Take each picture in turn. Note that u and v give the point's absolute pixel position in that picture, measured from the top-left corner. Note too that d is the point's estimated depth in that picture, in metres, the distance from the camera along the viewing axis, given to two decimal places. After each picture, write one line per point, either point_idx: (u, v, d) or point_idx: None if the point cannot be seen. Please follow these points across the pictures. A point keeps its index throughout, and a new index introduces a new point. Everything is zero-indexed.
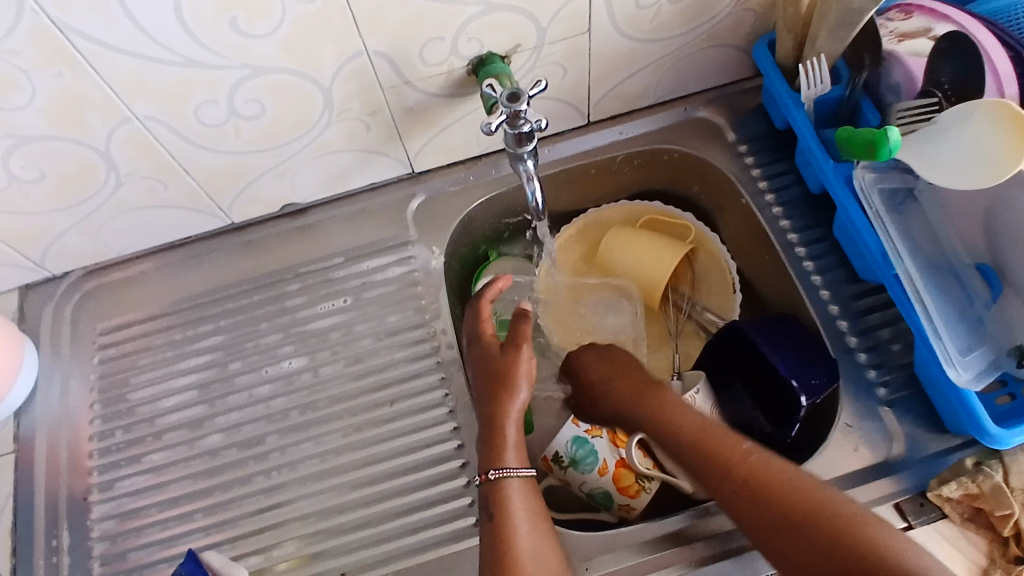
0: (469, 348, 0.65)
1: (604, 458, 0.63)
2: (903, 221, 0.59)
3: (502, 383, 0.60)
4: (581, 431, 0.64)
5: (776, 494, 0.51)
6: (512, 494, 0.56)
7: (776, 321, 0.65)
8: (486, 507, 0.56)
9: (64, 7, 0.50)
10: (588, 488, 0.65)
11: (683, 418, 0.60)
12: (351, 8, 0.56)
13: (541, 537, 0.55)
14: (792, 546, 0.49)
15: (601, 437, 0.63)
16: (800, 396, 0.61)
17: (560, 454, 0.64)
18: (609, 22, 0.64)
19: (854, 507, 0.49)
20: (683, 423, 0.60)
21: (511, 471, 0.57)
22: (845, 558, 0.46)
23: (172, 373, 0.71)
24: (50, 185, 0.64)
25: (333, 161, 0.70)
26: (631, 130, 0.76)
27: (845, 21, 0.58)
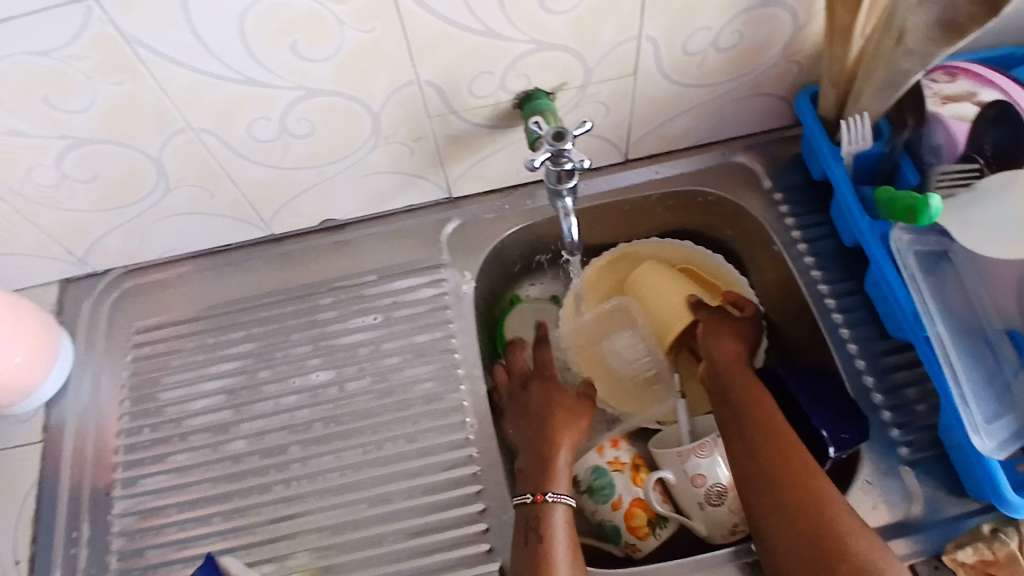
0: (533, 381, 0.70)
1: (620, 493, 0.64)
2: (938, 282, 0.59)
3: (572, 424, 0.66)
4: (603, 461, 0.66)
5: (788, 466, 0.56)
6: (557, 520, 0.59)
7: (807, 373, 0.65)
8: (529, 528, 0.59)
9: (132, 21, 0.52)
10: (599, 518, 0.65)
11: (761, 390, 0.63)
12: (407, 39, 0.57)
13: (579, 563, 0.58)
14: (787, 532, 0.53)
15: (621, 472, 0.65)
16: (828, 447, 0.61)
17: (578, 479, 0.66)
18: (655, 66, 0.65)
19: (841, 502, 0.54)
20: (740, 383, 0.64)
21: (552, 497, 0.61)
22: (813, 533, 0.52)
23: (202, 376, 0.72)
24: (100, 186, 0.66)
25: (374, 182, 0.72)
26: (668, 170, 0.77)
27: (891, 82, 0.59)
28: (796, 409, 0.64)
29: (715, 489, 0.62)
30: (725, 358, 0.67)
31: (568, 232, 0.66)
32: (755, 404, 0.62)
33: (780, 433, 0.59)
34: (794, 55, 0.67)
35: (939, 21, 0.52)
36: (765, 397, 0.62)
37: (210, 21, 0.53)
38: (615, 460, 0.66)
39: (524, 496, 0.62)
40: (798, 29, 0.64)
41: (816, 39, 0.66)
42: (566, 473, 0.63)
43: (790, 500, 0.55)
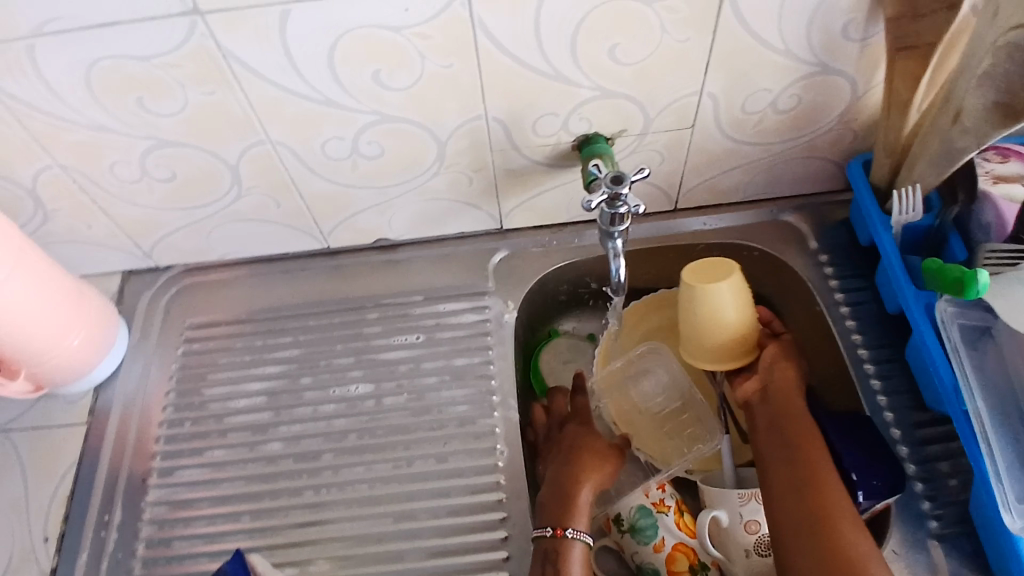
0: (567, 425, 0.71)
1: (663, 535, 0.66)
2: (979, 357, 0.59)
3: (597, 464, 0.67)
4: (649, 502, 0.67)
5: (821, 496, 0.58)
6: (573, 556, 0.60)
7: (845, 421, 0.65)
8: (543, 559, 0.61)
9: (232, 37, 0.56)
10: (639, 559, 0.67)
11: (804, 417, 0.65)
12: (481, 76, 0.61)
13: None
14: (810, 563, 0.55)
15: (666, 514, 0.66)
16: (857, 492, 0.60)
17: (622, 517, 0.67)
18: (714, 121, 0.67)
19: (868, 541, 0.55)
20: (793, 410, 0.66)
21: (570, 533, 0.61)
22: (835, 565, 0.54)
23: (247, 376, 0.75)
24: (176, 186, 0.70)
25: (431, 207, 0.75)
26: (715, 222, 0.79)
27: (947, 156, 0.59)
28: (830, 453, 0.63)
29: (765, 538, 0.65)
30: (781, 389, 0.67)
31: (616, 273, 0.67)
32: (805, 455, 0.62)
33: (825, 486, 0.59)
34: (850, 122, 0.69)
35: (997, 102, 0.54)
36: (820, 450, 0.62)
37: (304, 45, 0.57)
38: (661, 502, 0.67)
39: (542, 529, 0.62)
40: (857, 98, 0.66)
41: (874, 109, 0.68)
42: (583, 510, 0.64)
43: (826, 550, 0.55)
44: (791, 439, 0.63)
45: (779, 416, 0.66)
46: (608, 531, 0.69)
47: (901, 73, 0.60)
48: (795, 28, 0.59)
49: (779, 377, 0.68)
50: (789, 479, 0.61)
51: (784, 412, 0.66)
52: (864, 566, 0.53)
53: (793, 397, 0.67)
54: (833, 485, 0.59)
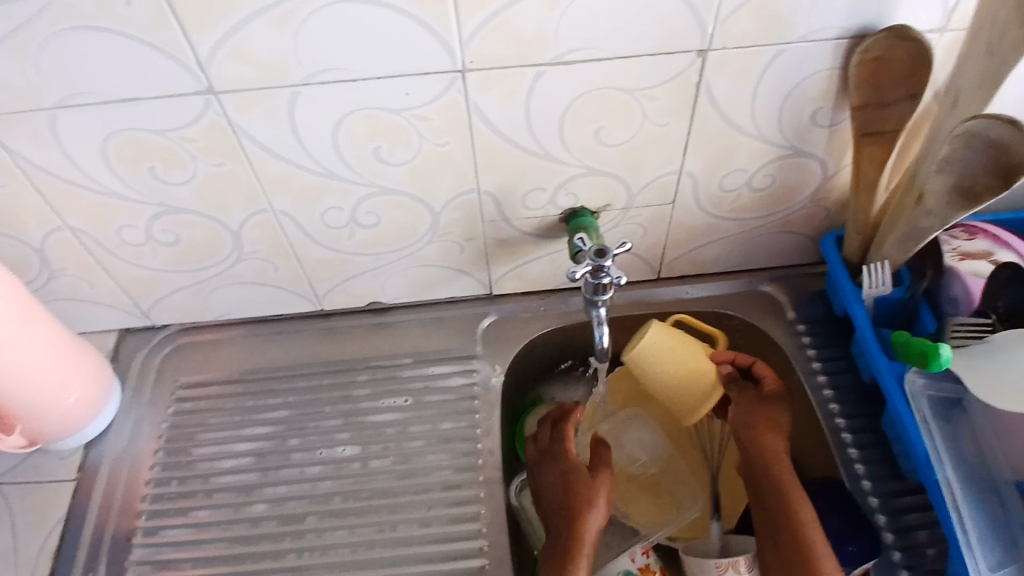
0: (548, 462, 0.72)
1: None
2: (951, 429, 0.61)
3: (588, 502, 0.68)
4: (634, 566, 0.69)
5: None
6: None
7: (823, 489, 0.68)
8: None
9: (241, 114, 0.60)
10: None
11: (789, 479, 0.66)
12: (474, 154, 0.65)
13: None
14: None
15: None
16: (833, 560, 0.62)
17: None
18: (693, 198, 0.71)
19: None
20: (780, 475, 0.66)
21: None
22: None
23: (236, 436, 0.76)
24: (180, 249, 0.72)
25: (423, 273, 0.78)
26: (697, 291, 0.82)
27: (912, 236, 0.62)
28: None
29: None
30: (767, 458, 0.68)
31: (598, 338, 0.68)
32: (793, 515, 0.63)
33: (818, 561, 0.61)
34: (822, 200, 0.73)
35: (958, 186, 0.56)
36: (809, 517, 0.63)
37: (309, 122, 0.61)
38: (645, 567, 0.69)
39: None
40: (827, 178, 0.70)
41: (844, 188, 0.72)
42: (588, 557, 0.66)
43: None
44: (777, 499, 0.65)
45: (768, 484, 0.66)
46: None
47: (868, 157, 0.64)
48: (768, 115, 0.64)
49: (764, 446, 0.68)
50: (779, 553, 0.63)
51: (773, 477, 0.66)
52: None
53: (779, 463, 0.67)
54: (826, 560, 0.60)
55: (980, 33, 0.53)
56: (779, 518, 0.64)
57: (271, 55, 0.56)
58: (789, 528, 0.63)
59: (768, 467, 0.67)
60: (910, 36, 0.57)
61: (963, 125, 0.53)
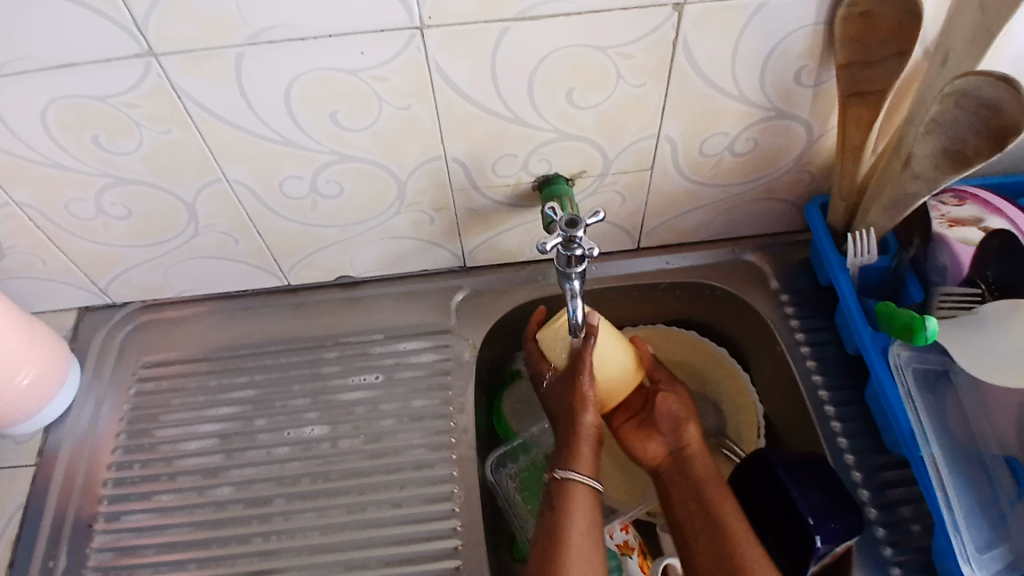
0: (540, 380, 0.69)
1: None
2: (936, 402, 0.59)
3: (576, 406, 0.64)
4: (613, 543, 0.67)
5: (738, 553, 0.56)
6: (577, 497, 0.61)
7: (804, 461, 0.64)
8: (548, 501, 0.61)
9: (186, 77, 0.56)
10: None
11: (706, 465, 0.64)
12: (440, 118, 0.61)
13: (596, 542, 0.58)
14: None
15: (631, 557, 0.66)
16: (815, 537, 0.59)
17: None
18: (673, 164, 0.68)
19: None
20: (702, 464, 0.64)
21: (578, 476, 0.62)
22: None
23: (200, 417, 0.73)
24: (133, 223, 0.69)
25: (393, 245, 0.74)
26: (678, 261, 0.79)
27: (898, 203, 0.59)
28: (787, 501, 0.62)
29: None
30: (687, 449, 0.65)
31: (574, 313, 0.62)
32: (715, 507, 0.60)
33: (739, 540, 0.57)
34: (807, 165, 0.70)
35: (946, 149, 0.52)
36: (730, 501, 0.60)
37: (260, 83, 0.56)
38: (624, 543, 0.67)
39: (558, 472, 0.62)
40: (812, 142, 0.67)
41: (830, 152, 0.68)
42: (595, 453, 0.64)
43: None
44: (696, 493, 0.61)
45: (689, 468, 0.64)
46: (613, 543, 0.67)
47: (854, 119, 0.61)
48: (749, 74, 0.60)
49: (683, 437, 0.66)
50: (702, 532, 0.59)
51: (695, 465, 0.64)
52: None
53: (700, 455, 0.65)
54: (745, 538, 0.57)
55: None
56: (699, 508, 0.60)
57: (214, 12, 0.51)
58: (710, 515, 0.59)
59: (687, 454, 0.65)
60: None
61: (952, 83, 0.49)
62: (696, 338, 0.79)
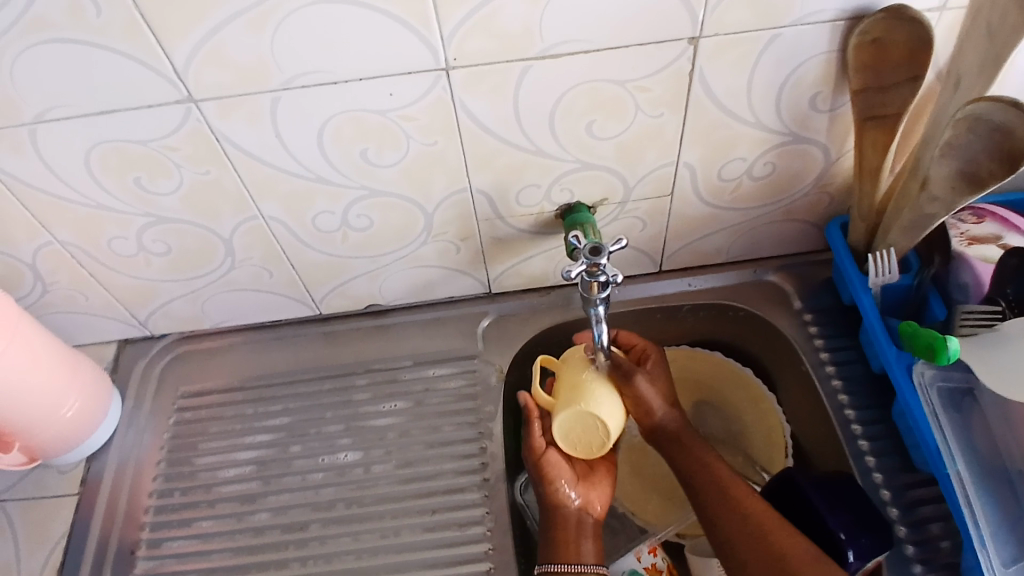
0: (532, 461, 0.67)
1: None
2: (961, 420, 0.60)
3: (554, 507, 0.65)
4: (640, 566, 0.67)
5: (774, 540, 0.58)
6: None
7: (832, 479, 0.64)
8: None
9: (224, 122, 0.59)
10: None
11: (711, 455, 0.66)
12: (465, 152, 0.63)
13: None
14: None
15: None
16: (847, 552, 0.60)
17: None
18: (692, 188, 0.70)
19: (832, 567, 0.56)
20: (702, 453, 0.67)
21: (565, 567, 0.63)
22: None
23: (237, 445, 0.75)
24: (172, 258, 0.72)
25: (420, 274, 0.76)
26: (700, 283, 0.80)
27: (916, 223, 0.59)
28: (815, 519, 0.62)
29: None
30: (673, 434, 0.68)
31: (599, 338, 0.63)
32: (781, 554, 0.57)
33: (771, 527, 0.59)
34: (825, 187, 0.71)
35: (963, 171, 0.53)
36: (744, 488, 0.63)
37: (294, 126, 0.59)
38: (652, 566, 0.68)
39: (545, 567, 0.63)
40: (829, 164, 0.68)
41: (848, 174, 0.70)
42: (576, 538, 0.65)
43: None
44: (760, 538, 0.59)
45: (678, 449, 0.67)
46: None
47: (870, 142, 0.62)
48: (764, 102, 0.62)
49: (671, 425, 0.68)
50: (729, 517, 0.61)
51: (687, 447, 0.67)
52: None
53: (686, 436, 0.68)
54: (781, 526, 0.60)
55: (980, 12, 0.51)
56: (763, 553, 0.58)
57: (250, 60, 0.54)
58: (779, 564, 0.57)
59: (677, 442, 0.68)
60: (909, 16, 0.54)
61: (965, 108, 0.50)
62: (721, 362, 0.80)
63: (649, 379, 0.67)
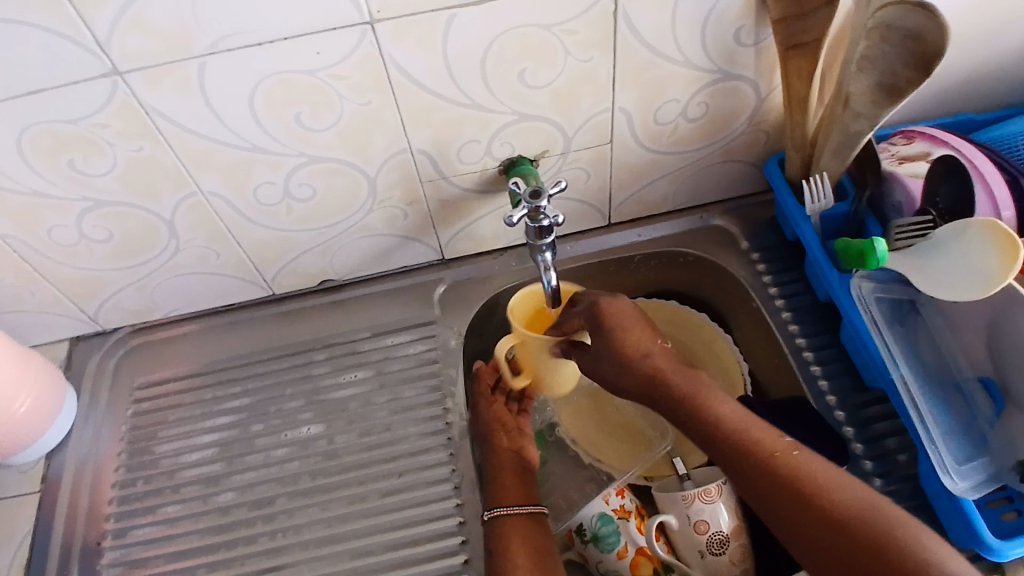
0: (487, 393, 0.73)
1: (625, 541, 0.65)
2: (905, 331, 0.62)
3: (506, 432, 0.71)
4: (609, 508, 0.66)
5: (803, 484, 0.53)
6: (513, 530, 0.63)
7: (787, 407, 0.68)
8: (487, 543, 0.63)
9: (152, 94, 0.58)
10: (604, 568, 0.66)
11: (723, 402, 0.61)
12: (401, 111, 0.63)
13: None
14: (826, 540, 0.51)
15: (626, 520, 0.66)
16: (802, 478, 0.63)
17: (584, 527, 0.66)
18: (630, 135, 0.71)
19: (856, 497, 0.52)
20: (725, 412, 0.60)
21: (515, 510, 0.64)
22: (850, 535, 0.50)
23: (197, 429, 0.74)
24: (115, 244, 0.70)
25: (371, 243, 0.76)
26: (649, 232, 0.81)
27: (845, 143, 0.61)
28: None
29: (716, 536, 0.64)
30: (667, 387, 0.62)
31: (548, 283, 0.65)
32: (819, 497, 0.52)
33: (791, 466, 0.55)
34: (759, 124, 0.72)
35: (880, 83, 0.55)
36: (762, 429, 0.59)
37: (223, 92, 0.59)
38: (621, 508, 0.66)
39: (493, 511, 0.64)
40: (760, 101, 0.70)
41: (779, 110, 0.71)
42: (522, 485, 0.68)
43: (831, 527, 0.51)
44: (807, 507, 0.52)
45: (686, 398, 0.61)
46: (569, 544, 0.69)
47: (796, 70, 0.63)
48: (690, 38, 0.63)
49: (686, 382, 0.62)
50: (747, 463, 0.56)
51: (694, 398, 0.61)
52: (874, 525, 0.50)
53: (690, 379, 0.62)
54: (799, 464, 0.55)
55: None
56: (818, 524, 0.51)
57: (172, 23, 0.54)
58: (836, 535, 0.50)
59: (693, 398, 0.61)
60: None
61: (876, 17, 0.52)
62: (672, 308, 0.81)
63: (624, 328, 0.62)
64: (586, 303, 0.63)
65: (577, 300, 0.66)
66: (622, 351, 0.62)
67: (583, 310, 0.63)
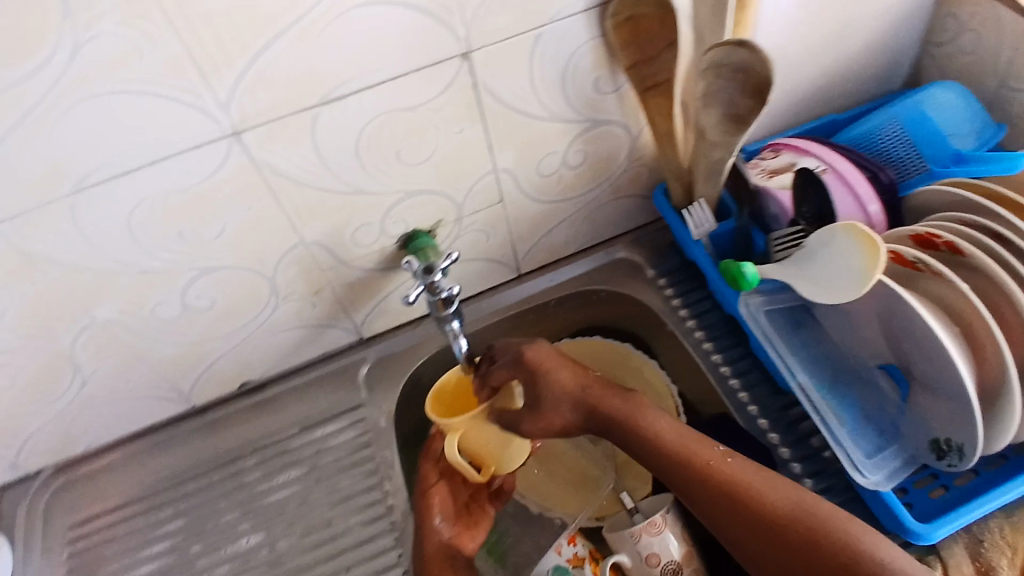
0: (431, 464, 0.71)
1: None
2: (797, 338, 0.67)
3: (440, 510, 0.68)
4: (563, 559, 0.67)
5: (736, 492, 0.55)
6: None
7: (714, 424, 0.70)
8: None
9: (30, 238, 0.57)
10: None
11: (654, 416, 0.62)
12: (287, 209, 0.64)
13: None
14: (765, 547, 0.53)
15: (582, 567, 0.67)
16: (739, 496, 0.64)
17: None
18: (518, 190, 0.73)
19: (785, 494, 0.55)
20: (658, 429, 0.61)
21: None
22: (786, 536, 0.53)
23: (136, 561, 0.72)
24: (20, 389, 0.68)
25: (286, 337, 0.76)
26: (559, 276, 0.83)
27: (713, 171, 0.65)
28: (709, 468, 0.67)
29: (668, 565, 0.64)
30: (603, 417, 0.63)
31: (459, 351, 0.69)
32: (751, 503, 0.55)
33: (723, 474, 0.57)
34: (639, 159, 0.75)
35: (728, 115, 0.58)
36: (696, 441, 0.60)
37: (102, 224, 0.59)
38: (574, 556, 0.67)
39: None
40: (634, 138, 0.73)
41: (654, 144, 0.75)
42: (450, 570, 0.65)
43: (768, 530, 0.53)
44: (744, 514, 0.54)
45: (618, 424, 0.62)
46: None
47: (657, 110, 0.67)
48: (554, 94, 0.65)
49: (620, 410, 0.62)
50: (683, 479, 0.58)
51: (629, 421, 0.62)
52: (802, 523, 0.53)
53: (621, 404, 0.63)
54: (730, 470, 0.57)
55: None
56: (757, 530, 0.54)
57: (35, 169, 0.54)
58: (775, 541, 0.53)
59: (631, 420, 0.62)
60: None
61: (707, 58, 0.56)
62: (596, 344, 0.83)
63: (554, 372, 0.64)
64: (512, 354, 0.66)
65: (496, 356, 0.67)
66: (553, 394, 0.63)
67: (510, 360, 0.65)
